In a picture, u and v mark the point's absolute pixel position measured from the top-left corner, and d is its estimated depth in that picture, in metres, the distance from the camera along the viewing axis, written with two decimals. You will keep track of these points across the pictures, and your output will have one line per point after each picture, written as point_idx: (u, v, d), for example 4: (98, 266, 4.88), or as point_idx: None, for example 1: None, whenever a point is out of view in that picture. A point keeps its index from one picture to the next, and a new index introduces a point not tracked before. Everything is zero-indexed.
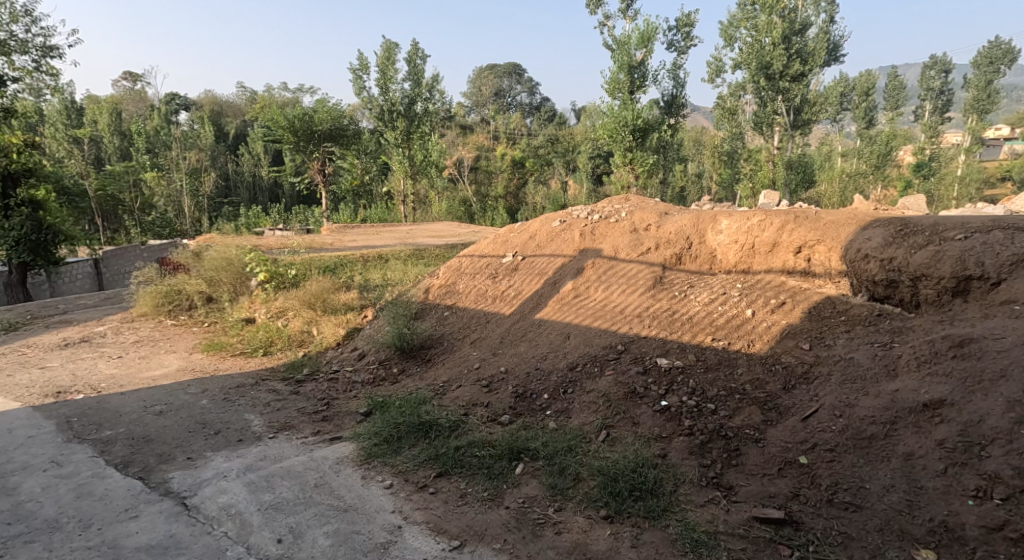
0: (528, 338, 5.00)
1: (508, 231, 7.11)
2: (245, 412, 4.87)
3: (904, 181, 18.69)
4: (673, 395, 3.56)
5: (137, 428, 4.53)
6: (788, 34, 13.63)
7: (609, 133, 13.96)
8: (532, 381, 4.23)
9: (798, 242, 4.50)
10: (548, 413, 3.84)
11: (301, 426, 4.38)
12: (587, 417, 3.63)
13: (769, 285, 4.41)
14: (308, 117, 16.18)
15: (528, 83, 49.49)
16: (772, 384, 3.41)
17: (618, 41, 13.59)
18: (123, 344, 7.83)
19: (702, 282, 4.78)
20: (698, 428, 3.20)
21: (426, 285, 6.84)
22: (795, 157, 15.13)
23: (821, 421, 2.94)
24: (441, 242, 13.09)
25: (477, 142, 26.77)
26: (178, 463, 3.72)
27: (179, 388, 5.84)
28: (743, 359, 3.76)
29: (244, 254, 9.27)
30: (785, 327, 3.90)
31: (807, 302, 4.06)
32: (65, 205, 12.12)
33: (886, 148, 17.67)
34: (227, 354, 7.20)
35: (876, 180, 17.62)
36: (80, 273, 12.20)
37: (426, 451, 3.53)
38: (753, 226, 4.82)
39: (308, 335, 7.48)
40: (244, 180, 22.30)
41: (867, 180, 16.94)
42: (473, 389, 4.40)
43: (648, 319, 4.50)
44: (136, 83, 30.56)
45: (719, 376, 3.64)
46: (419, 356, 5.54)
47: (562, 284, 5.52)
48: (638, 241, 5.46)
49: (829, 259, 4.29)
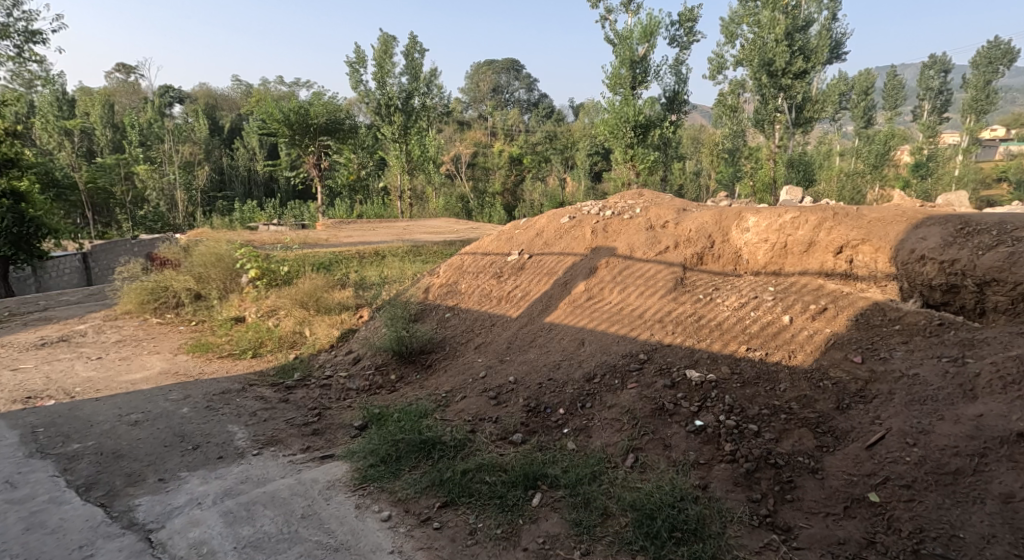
0: (538, 344, 4.60)
1: (513, 227, 6.67)
2: (229, 423, 4.45)
3: (901, 182, 18.13)
4: (708, 413, 3.15)
5: (108, 441, 4.10)
6: (791, 30, 13.16)
7: (610, 129, 13.54)
8: (545, 394, 3.82)
9: (839, 241, 4.11)
10: (564, 431, 3.42)
11: (289, 442, 3.96)
12: (610, 437, 3.22)
13: (806, 289, 4.01)
14: (304, 110, 15.68)
15: (526, 79, 48.96)
16: (822, 402, 3.00)
17: (620, 35, 13.15)
18: (104, 344, 7.39)
19: (728, 284, 4.39)
20: (741, 453, 2.80)
21: (426, 284, 6.41)
22: (796, 156, 14.96)
23: (888, 451, 2.55)
24: (438, 238, 12.70)
25: (475, 137, 26.38)
26: (148, 485, 3.27)
27: (159, 394, 5.40)
28: (786, 373, 3.35)
29: (235, 249, 8.89)
30: (830, 336, 3.50)
31: (853, 308, 3.66)
32: (52, 197, 11.69)
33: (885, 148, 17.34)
34: (214, 356, 6.79)
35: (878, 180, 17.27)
36: (67, 267, 11.74)
37: (428, 475, 3.12)
38: (785, 224, 4.43)
39: (300, 335, 7.07)
40: (239, 174, 21.86)
41: (867, 180, 16.64)
42: (479, 401, 3.98)
43: (672, 325, 4.10)
44: (130, 75, 30.16)
45: (759, 392, 3.24)
46: (419, 361, 5.12)
47: (573, 284, 5.10)
48: (656, 239, 5.04)
49: (875, 260, 3.91)
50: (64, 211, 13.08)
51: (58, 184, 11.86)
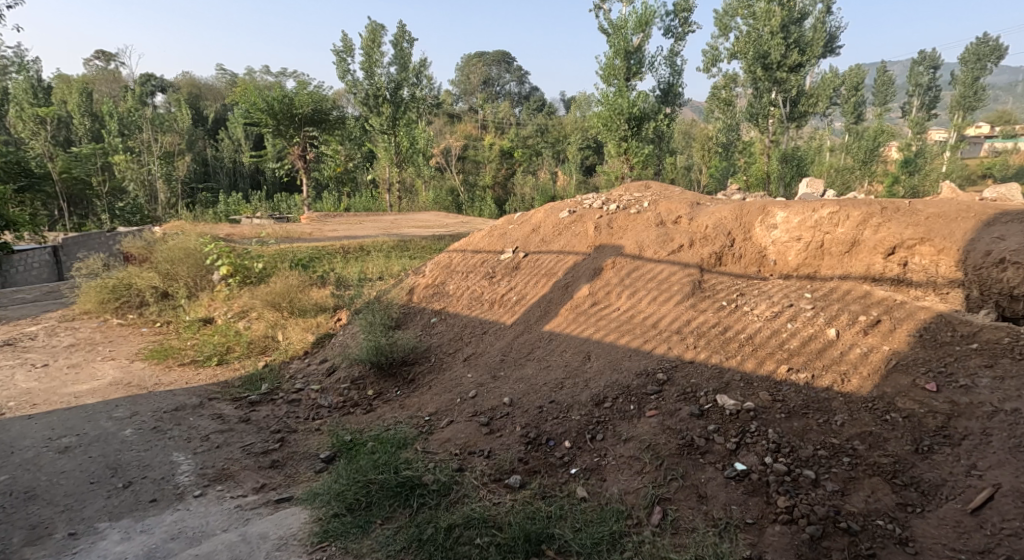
0: (536, 358, 3.99)
1: (506, 221, 6.03)
2: (174, 449, 3.81)
3: (890, 177, 16.68)
4: (749, 453, 2.60)
5: (25, 474, 3.47)
6: (786, 22, 12.53)
7: (603, 121, 12.85)
8: (547, 420, 3.21)
9: (891, 241, 3.56)
10: (571, 471, 2.82)
11: (241, 477, 3.32)
12: (630, 481, 2.64)
13: (852, 295, 3.43)
14: (288, 99, 14.86)
15: (518, 71, 47.63)
16: (895, 442, 2.45)
17: (615, 24, 12.49)
18: (55, 349, 6.67)
19: (753, 287, 3.81)
20: (801, 511, 2.28)
21: (410, 285, 5.75)
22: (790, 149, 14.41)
23: (1003, 520, 2.06)
24: (427, 232, 12.08)
25: (465, 130, 25.67)
26: (52, 544, 2.72)
27: (102, 411, 4.71)
28: (841, 402, 2.76)
29: (206, 244, 8.21)
30: (890, 355, 2.93)
31: (913, 320, 3.11)
32: (26, 188, 10.71)
33: (875, 144, 16.06)
34: (174, 363, 6.10)
35: (862, 177, 16.48)
36: (35, 262, 10.21)
37: (404, 531, 2.55)
38: (822, 220, 3.85)
39: (271, 340, 6.45)
40: (223, 165, 20.92)
41: (857, 176, 16.38)
42: (467, 429, 3.36)
43: (693, 337, 3.50)
44: (110, 63, 29.17)
45: (811, 425, 2.67)
46: (400, 375, 4.49)
47: (576, 287, 4.48)
48: (668, 235, 4.43)
49: (936, 264, 3.39)
50: (36, 204, 12.25)
51: (31, 175, 10.61)
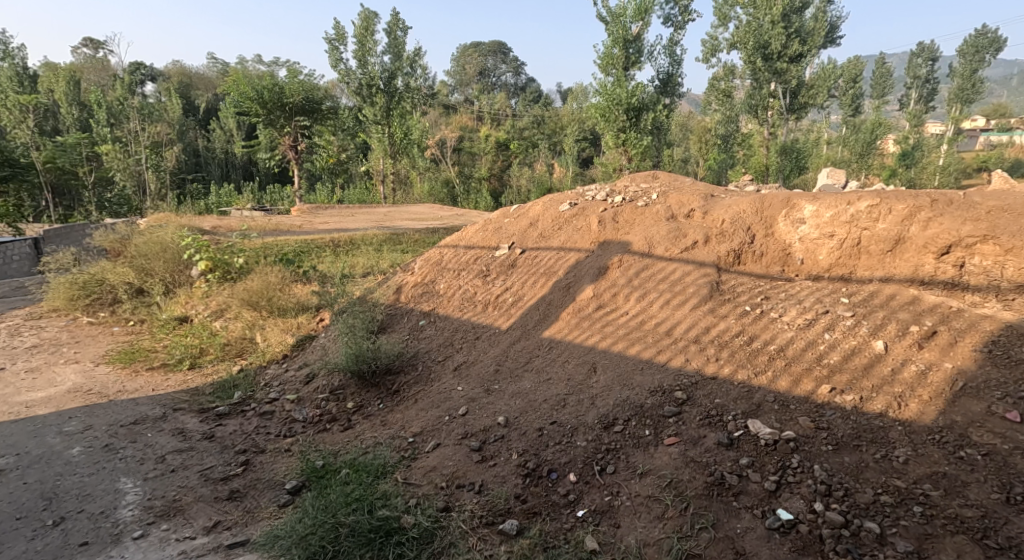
0: (535, 368, 3.52)
1: (501, 213, 5.55)
2: (120, 474, 3.34)
3: (889, 169, 16.04)
4: (794, 496, 2.17)
5: None
6: (788, 11, 12.02)
7: (601, 112, 12.35)
8: (547, 447, 2.75)
9: (945, 238, 3.13)
10: (578, 514, 2.37)
11: (192, 512, 2.86)
12: (648, 530, 2.21)
13: (898, 301, 2.97)
14: (279, 87, 14.28)
15: (514, 62, 46.82)
16: (977, 489, 2.03)
17: (614, 12, 11.90)
18: (15, 351, 6.14)
19: (780, 290, 3.35)
20: None
21: (397, 283, 5.27)
22: (790, 142, 13.58)
23: None
24: (422, 225, 11.61)
25: (460, 121, 25.13)
26: None
27: (52, 423, 4.23)
28: (900, 432, 2.32)
29: (183, 238, 7.69)
30: (953, 374, 2.49)
31: (976, 331, 2.67)
32: (8, 178, 10.17)
33: (872, 137, 15.68)
34: (142, 368, 5.60)
35: (859, 170, 16.04)
36: (16, 254, 9.35)
37: None
38: (859, 215, 3.39)
39: (250, 341, 5.97)
40: (215, 155, 20.30)
41: (857, 170, 15.98)
42: (456, 455, 2.89)
43: (714, 348, 3.04)
44: (98, 51, 28.34)
45: (868, 461, 2.23)
46: (384, 385, 4.02)
47: (579, 287, 4.01)
48: (680, 230, 3.96)
49: (1002, 265, 2.99)
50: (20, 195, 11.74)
51: (12, 165, 10.09)
